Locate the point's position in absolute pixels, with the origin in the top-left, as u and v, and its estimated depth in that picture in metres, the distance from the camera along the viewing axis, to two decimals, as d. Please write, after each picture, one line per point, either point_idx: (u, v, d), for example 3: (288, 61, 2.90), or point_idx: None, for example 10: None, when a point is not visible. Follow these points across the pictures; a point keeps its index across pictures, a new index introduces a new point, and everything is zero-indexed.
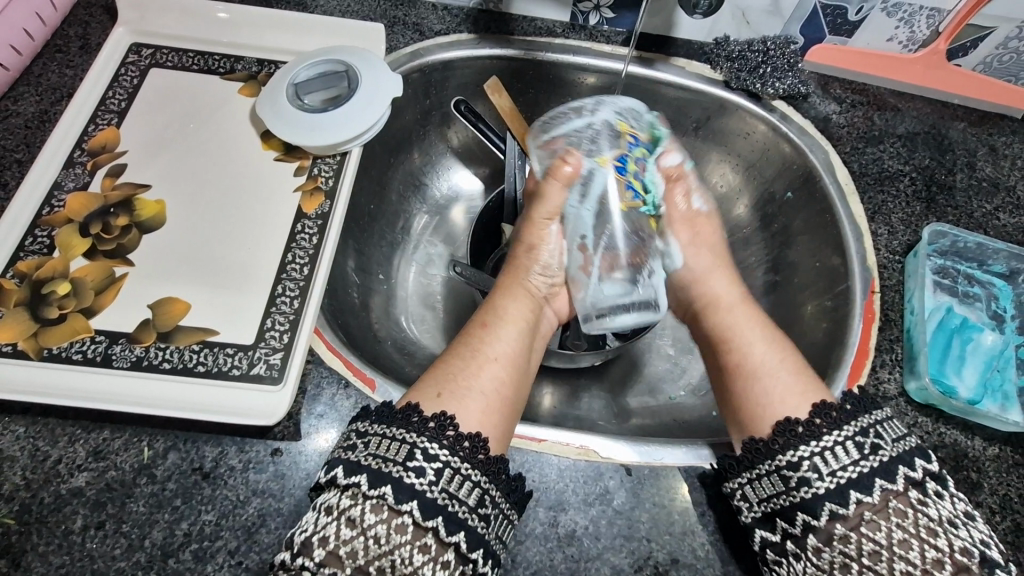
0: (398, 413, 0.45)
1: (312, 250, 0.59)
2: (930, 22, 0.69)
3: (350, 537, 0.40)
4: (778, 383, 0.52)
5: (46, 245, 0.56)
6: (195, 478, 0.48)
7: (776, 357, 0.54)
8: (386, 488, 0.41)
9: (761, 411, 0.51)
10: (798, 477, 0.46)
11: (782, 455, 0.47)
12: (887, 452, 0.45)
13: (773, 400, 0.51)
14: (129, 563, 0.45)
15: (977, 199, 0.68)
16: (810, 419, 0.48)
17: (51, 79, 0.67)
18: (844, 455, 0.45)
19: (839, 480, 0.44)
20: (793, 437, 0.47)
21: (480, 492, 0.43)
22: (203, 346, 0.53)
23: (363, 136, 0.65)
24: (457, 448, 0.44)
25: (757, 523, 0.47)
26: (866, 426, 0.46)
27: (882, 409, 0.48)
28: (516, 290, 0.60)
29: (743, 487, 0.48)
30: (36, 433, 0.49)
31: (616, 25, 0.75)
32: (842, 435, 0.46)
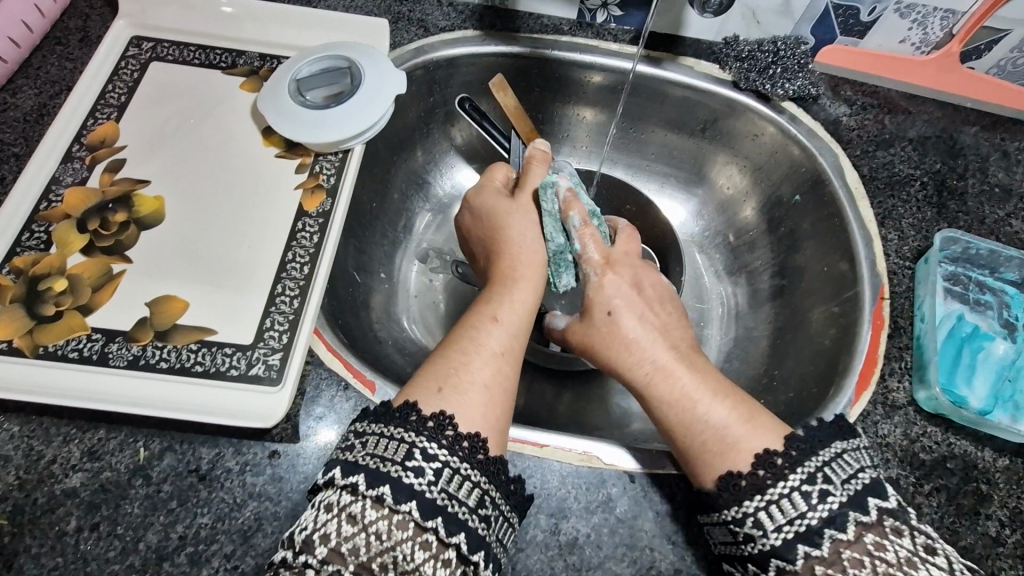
0: (395, 412, 0.44)
1: (313, 249, 0.58)
2: (944, 24, 0.68)
3: (351, 534, 0.39)
4: (730, 435, 0.47)
5: (44, 241, 0.56)
6: (191, 480, 0.47)
7: (707, 409, 0.48)
8: (383, 488, 0.40)
9: (698, 430, 0.48)
10: (745, 531, 0.43)
11: (728, 507, 0.44)
12: (836, 497, 0.41)
13: (698, 429, 0.48)
14: (122, 566, 0.44)
15: (989, 205, 0.67)
16: (782, 449, 0.44)
17: (51, 72, 0.66)
18: (801, 503, 0.41)
19: (796, 528, 0.41)
20: (773, 470, 0.43)
21: (480, 493, 0.42)
22: (201, 345, 0.52)
23: (366, 134, 0.64)
24: (456, 448, 0.43)
25: (726, 558, 0.45)
26: (814, 470, 0.42)
27: (854, 437, 0.45)
28: (518, 274, 0.59)
29: (708, 525, 0.46)
30: (31, 432, 0.48)
31: (624, 23, 0.74)
32: (796, 480, 0.42)
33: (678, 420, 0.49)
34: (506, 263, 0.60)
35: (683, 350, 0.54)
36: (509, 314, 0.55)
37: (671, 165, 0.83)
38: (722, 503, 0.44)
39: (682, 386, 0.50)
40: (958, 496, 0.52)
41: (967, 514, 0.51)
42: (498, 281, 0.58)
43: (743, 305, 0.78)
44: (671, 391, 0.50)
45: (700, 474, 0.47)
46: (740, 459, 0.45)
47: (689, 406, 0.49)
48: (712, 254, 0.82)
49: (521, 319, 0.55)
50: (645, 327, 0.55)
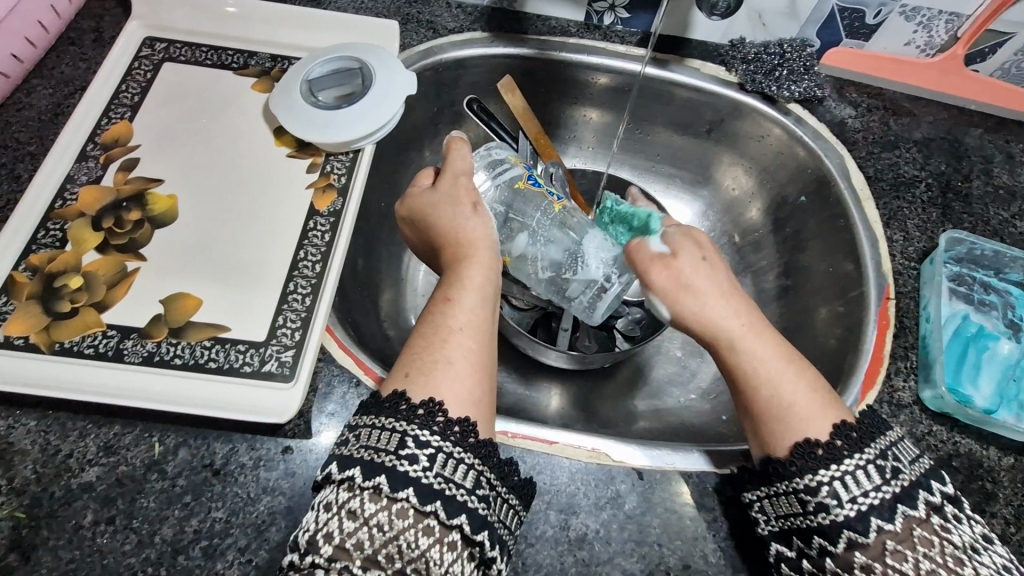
0: (384, 403, 0.45)
1: (324, 247, 0.59)
2: (949, 27, 0.69)
3: (354, 528, 0.40)
4: (795, 399, 0.47)
5: (59, 238, 0.56)
6: (205, 475, 0.48)
7: (793, 385, 0.47)
8: (381, 478, 0.41)
9: (776, 407, 0.47)
10: (816, 501, 0.43)
11: (795, 477, 0.44)
12: (907, 477, 0.43)
13: (784, 407, 0.47)
14: (139, 559, 0.45)
15: (993, 207, 0.67)
16: (828, 439, 0.45)
17: (66, 72, 0.67)
18: (865, 480, 0.43)
19: (859, 506, 0.42)
20: (811, 459, 0.44)
21: (475, 474, 0.43)
22: (214, 342, 0.53)
23: (376, 134, 0.65)
24: (448, 433, 0.43)
25: (773, 537, 0.46)
26: (884, 449, 0.44)
27: (894, 429, 0.46)
28: (471, 258, 0.57)
29: (759, 500, 0.46)
30: (47, 427, 0.49)
31: (631, 25, 0.75)
32: (862, 458, 0.43)
33: (767, 415, 0.47)
34: (455, 245, 0.58)
35: (745, 328, 0.50)
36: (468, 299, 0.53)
37: (677, 166, 0.84)
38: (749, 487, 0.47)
39: (756, 359, 0.49)
40: (964, 494, 0.52)
41: (973, 512, 0.51)
42: (452, 266, 0.57)
43: None
44: (746, 371, 0.49)
45: (765, 441, 0.47)
46: (787, 439, 0.46)
47: (767, 388, 0.48)
48: (717, 255, 0.83)
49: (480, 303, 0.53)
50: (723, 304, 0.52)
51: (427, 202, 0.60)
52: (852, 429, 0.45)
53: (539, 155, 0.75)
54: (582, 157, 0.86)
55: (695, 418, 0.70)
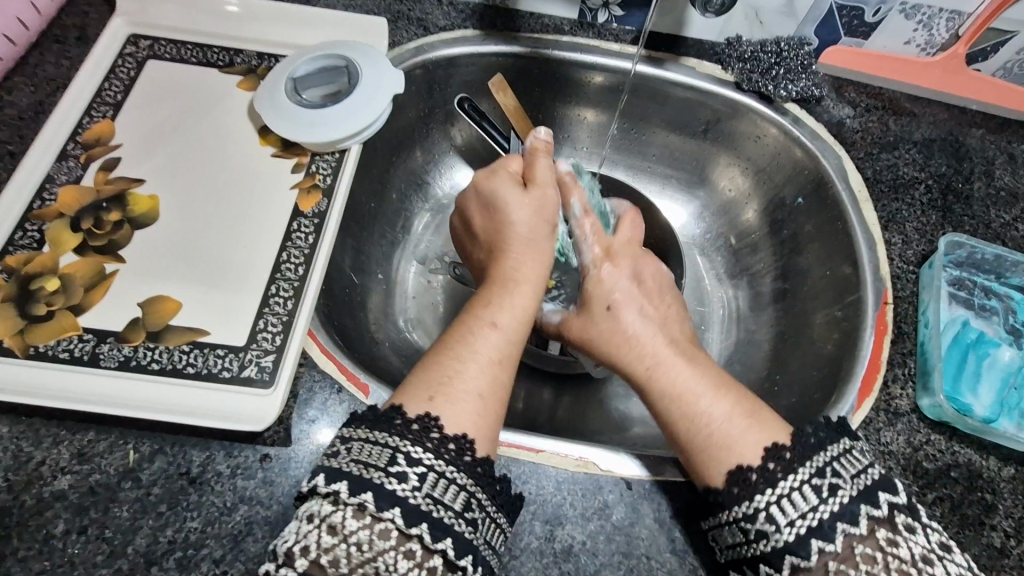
0: (383, 416, 0.44)
1: (308, 250, 0.57)
2: (950, 25, 0.68)
3: (332, 544, 0.39)
4: (730, 430, 0.46)
5: (37, 240, 0.55)
6: (181, 484, 0.47)
7: (708, 403, 0.48)
8: (366, 495, 0.39)
9: (699, 428, 0.47)
10: (756, 529, 0.42)
11: (738, 504, 0.43)
12: (846, 492, 0.41)
13: (699, 423, 0.47)
14: (110, 570, 0.44)
15: (995, 209, 0.66)
16: (775, 452, 0.44)
17: (48, 70, 0.66)
18: (802, 501, 0.41)
19: (799, 529, 0.41)
20: (746, 486, 0.43)
21: (467, 496, 0.41)
22: (193, 346, 0.52)
23: (362, 134, 0.64)
24: (442, 451, 0.43)
25: (730, 563, 0.45)
26: (821, 466, 0.42)
27: (846, 438, 0.45)
28: (519, 279, 0.56)
29: (712, 529, 0.45)
30: (20, 433, 0.48)
31: (625, 23, 0.74)
32: (797, 479, 0.42)
33: (681, 412, 0.49)
34: (506, 262, 0.57)
35: (669, 353, 0.52)
36: (507, 321, 0.52)
37: (672, 167, 0.83)
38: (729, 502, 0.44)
39: (678, 381, 0.50)
40: (963, 505, 0.51)
41: (971, 524, 0.50)
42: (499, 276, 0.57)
43: (744, 309, 0.77)
44: (669, 389, 0.50)
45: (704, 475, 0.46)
46: (721, 468, 0.45)
47: (681, 409, 0.49)
48: (713, 257, 0.81)
49: (516, 331, 0.53)
50: (651, 327, 0.54)
51: (511, 202, 0.59)
52: (833, 429, 0.45)
53: None
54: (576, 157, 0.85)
55: None
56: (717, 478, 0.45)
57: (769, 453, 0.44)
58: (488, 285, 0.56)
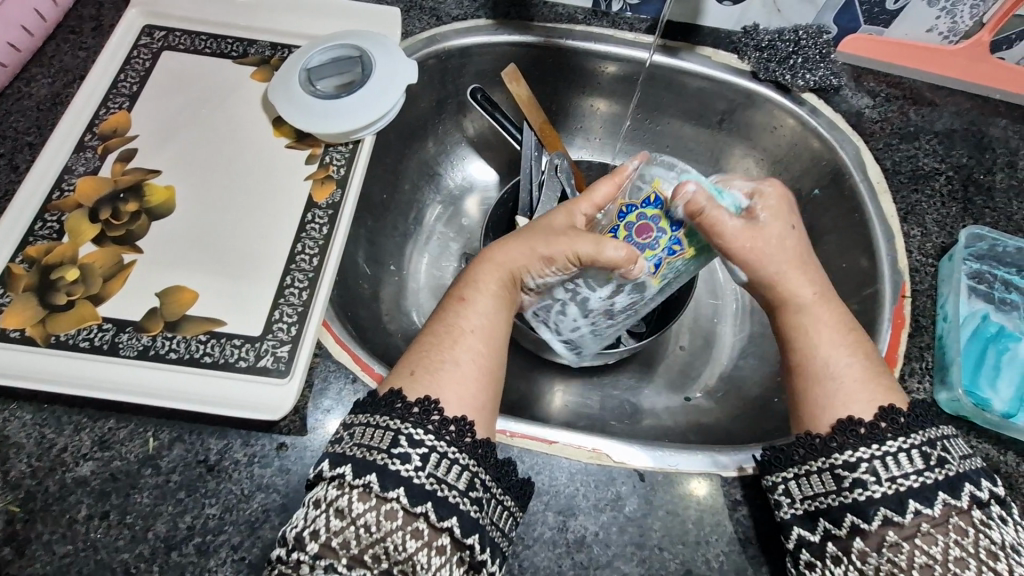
0: (381, 401, 0.44)
1: (322, 240, 0.58)
2: (973, 12, 0.66)
3: (341, 527, 0.39)
4: (848, 379, 0.46)
5: (56, 230, 0.56)
6: (199, 471, 0.48)
7: (847, 360, 0.47)
8: (371, 477, 0.40)
9: (826, 382, 0.47)
10: (853, 477, 0.42)
11: (839, 452, 0.43)
12: (953, 467, 0.41)
13: (829, 376, 0.47)
14: (132, 554, 0.44)
15: (1018, 201, 0.64)
16: (874, 419, 0.44)
17: (65, 61, 0.66)
18: (908, 463, 0.42)
19: (898, 486, 0.41)
20: (856, 436, 0.43)
21: (470, 476, 0.42)
22: (210, 336, 0.52)
23: (375, 125, 0.64)
24: (442, 433, 0.42)
25: (795, 521, 0.44)
26: (933, 438, 0.43)
27: (947, 425, 0.45)
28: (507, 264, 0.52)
29: (788, 481, 0.45)
30: (43, 420, 0.49)
31: (640, 11, 0.72)
32: (908, 441, 0.42)
33: (820, 394, 0.47)
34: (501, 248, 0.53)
35: (823, 297, 0.50)
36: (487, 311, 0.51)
37: (687, 158, 0.82)
38: (798, 456, 0.45)
39: (829, 357, 0.47)
40: None
41: None
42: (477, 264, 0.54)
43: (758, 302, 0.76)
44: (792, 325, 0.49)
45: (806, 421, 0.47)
46: (826, 419, 0.45)
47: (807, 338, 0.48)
48: None
49: (494, 320, 0.51)
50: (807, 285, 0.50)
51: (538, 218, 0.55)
52: (901, 414, 0.44)
53: (541, 144, 0.73)
54: (588, 148, 0.84)
55: (701, 418, 0.69)
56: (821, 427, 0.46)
57: (843, 424, 0.44)
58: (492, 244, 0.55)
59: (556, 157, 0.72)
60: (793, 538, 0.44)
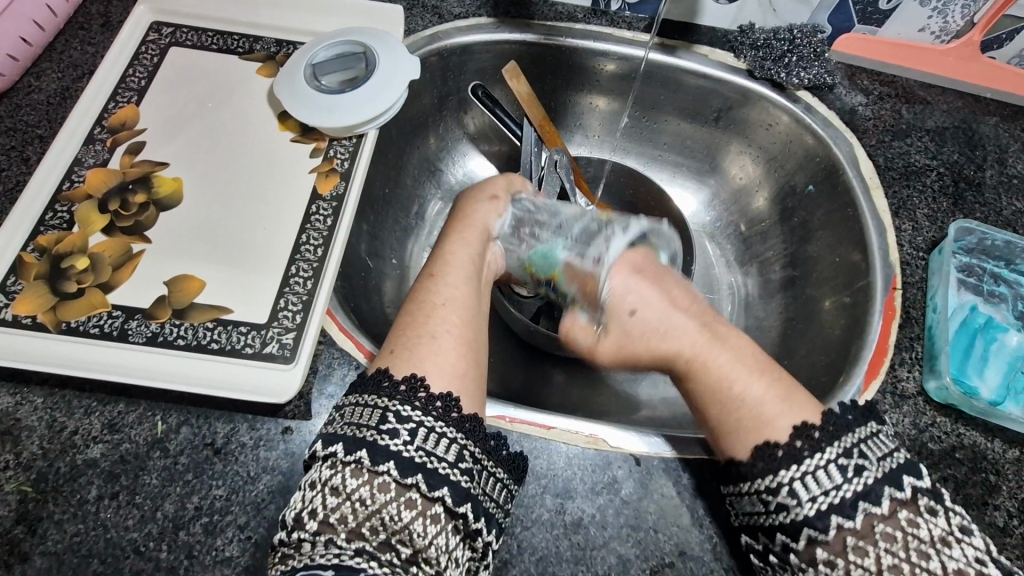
0: (370, 379, 0.45)
1: (326, 232, 0.59)
2: (964, 12, 0.67)
3: (337, 503, 0.40)
4: (763, 407, 0.46)
5: (66, 220, 0.57)
6: (206, 454, 0.49)
7: (747, 387, 0.47)
8: (362, 452, 0.41)
9: (727, 403, 0.47)
10: (777, 500, 0.43)
11: (762, 477, 0.43)
12: (872, 474, 0.41)
13: (733, 404, 0.47)
14: (141, 534, 0.46)
15: (1007, 197, 0.66)
16: (790, 437, 0.44)
17: (75, 56, 0.67)
18: (826, 479, 0.41)
19: (819, 505, 0.41)
20: (771, 461, 0.43)
21: (458, 448, 0.43)
22: (217, 324, 0.54)
23: (379, 119, 0.65)
24: (430, 408, 0.44)
25: (745, 529, 0.46)
26: (849, 447, 0.42)
27: (868, 423, 0.44)
28: (465, 234, 0.58)
29: (732, 496, 0.46)
30: (54, 404, 0.50)
31: (638, 10, 0.74)
32: (823, 458, 0.42)
33: (735, 421, 0.46)
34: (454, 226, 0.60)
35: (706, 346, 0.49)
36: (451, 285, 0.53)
37: (684, 155, 0.83)
38: (755, 473, 0.44)
39: (741, 395, 0.46)
40: (967, 486, 0.51)
41: (975, 504, 0.51)
42: (444, 242, 0.58)
43: (753, 295, 0.78)
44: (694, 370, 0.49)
45: (727, 446, 0.46)
46: (745, 443, 0.45)
47: (720, 392, 0.47)
48: (723, 244, 0.82)
49: (463, 291, 0.53)
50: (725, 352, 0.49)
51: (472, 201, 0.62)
52: (814, 429, 0.43)
53: (541, 140, 0.75)
54: (587, 145, 0.85)
55: None
56: (744, 448, 0.45)
57: (800, 431, 0.44)
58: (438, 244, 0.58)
59: (555, 152, 0.75)
60: (745, 544, 0.46)
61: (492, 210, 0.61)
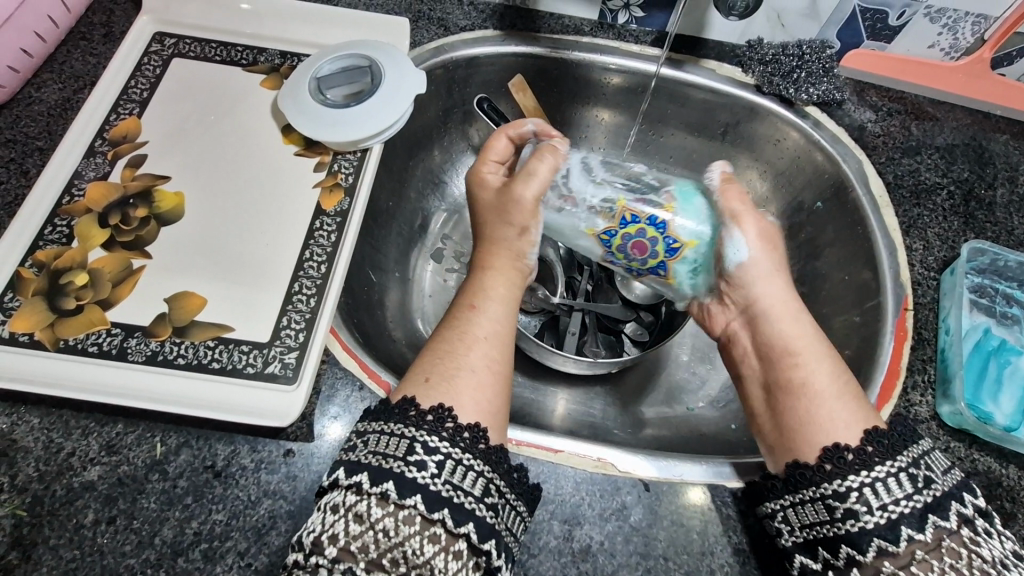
0: (395, 408, 0.44)
1: (330, 248, 0.58)
2: (975, 30, 0.67)
3: (359, 531, 0.39)
4: (833, 406, 0.47)
5: (65, 235, 0.56)
6: (206, 477, 0.48)
7: (821, 382, 0.48)
8: (388, 484, 0.40)
9: (806, 419, 0.47)
10: (844, 508, 0.42)
11: (828, 481, 0.43)
12: (940, 487, 0.41)
13: (823, 419, 0.46)
14: (139, 560, 0.45)
15: (1018, 216, 0.65)
16: (861, 444, 0.44)
17: (76, 67, 0.67)
18: (897, 488, 0.41)
19: (890, 514, 0.41)
20: (841, 464, 0.43)
21: (485, 482, 0.42)
22: (218, 342, 0.53)
23: (386, 133, 0.64)
24: (456, 440, 0.43)
25: (797, 549, 0.45)
26: (917, 458, 0.42)
27: (925, 440, 0.45)
28: (500, 257, 0.57)
29: (784, 509, 0.45)
30: (50, 424, 0.49)
31: (645, 24, 0.73)
32: (895, 465, 0.42)
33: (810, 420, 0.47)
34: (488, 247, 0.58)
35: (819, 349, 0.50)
36: (491, 313, 0.53)
37: (691, 169, 0.82)
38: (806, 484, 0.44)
39: (822, 387, 0.48)
40: None
41: None
42: (482, 267, 0.58)
43: None
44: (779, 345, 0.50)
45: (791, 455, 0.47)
46: (818, 443, 0.46)
47: (811, 401, 0.47)
48: None
49: (504, 322, 0.53)
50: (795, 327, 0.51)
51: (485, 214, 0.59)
52: (884, 436, 0.44)
53: None
54: (593, 158, 0.85)
55: (704, 428, 0.69)
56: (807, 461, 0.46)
57: (831, 454, 0.44)
58: (472, 272, 0.58)
59: None
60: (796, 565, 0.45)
61: (518, 239, 0.57)
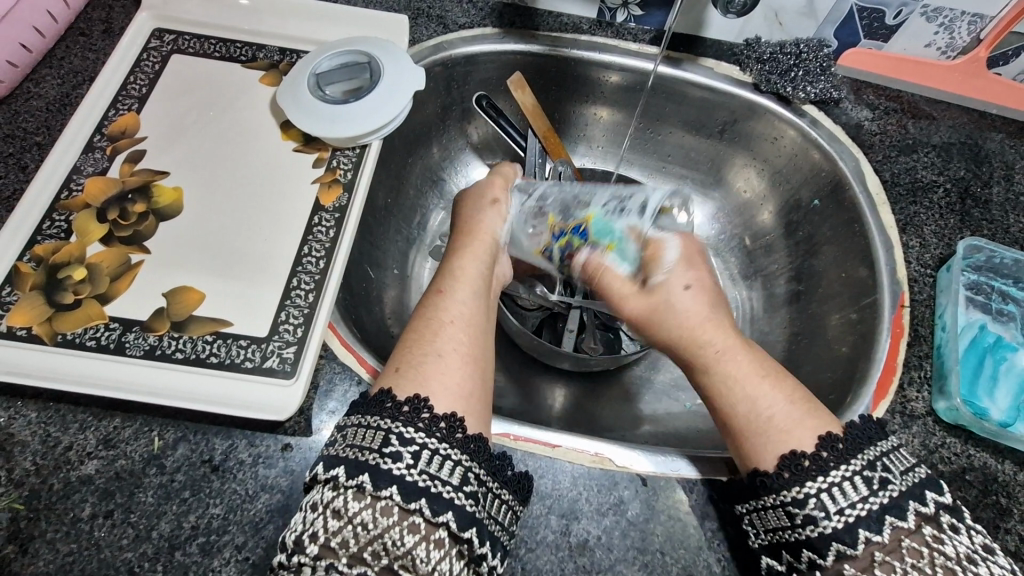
0: (372, 401, 0.45)
1: (329, 243, 0.58)
2: (972, 28, 0.67)
3: (339, 527, 0.39)
4: (790, 417, 0.46)
5: (64, 230, 0.56)
6: (204, 471, 0.48)
7: (771, 396, 0.48)
8: (364, 477, 0.40)
9: (755, 429, 0.47)
10: (804, 513, 0.42)
11: (785, 487, 0.43)
12: (896, 487, 0.41)
13: (764, 419, 0.47)
14: (135, 554, 0.44)
15: (1014, 214, 0.65)
16: (815, 450, 0.44)
17: (75, 63, 0.67)
18: (852, 492, 0.41)
19: (846, 518, 0.41)
20: (799, 471, 0.43)
21: (463, 471, 0.42)
22: (216, 337, 0.53)
23: (383, 130, 0.64)
24: (433, 429, 0.43)
25: (764, 550, 0.45)
26: (873, 459, 0.43)
27: (888, 438, 0.45)
28: (473, 245, 0.59)
29: (749, 514, 0.46)
30: (48, 418, 0.49)
31: (643, 23, 0.74)
32: (848, 470, 0.42)
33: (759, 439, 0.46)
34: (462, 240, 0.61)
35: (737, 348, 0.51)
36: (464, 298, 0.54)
37: (689, 167, 0.83)
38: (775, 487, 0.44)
39: (767, 407, 0.47)
40: (977, 508, 0.51)
41: (985, 527, 0.50)
42: (454, 256, 0.59)
43: (757, 310, 0.77)
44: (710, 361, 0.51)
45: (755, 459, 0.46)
46: (774, 450, 0.45)
47: (749, 407, 0.47)
48: (728, 258, 0.82)
49: (474, 305, 0.54)
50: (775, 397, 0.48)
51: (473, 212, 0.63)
52: (839, 440, 0.44)
53: (546, 151, 0.74)
54: (591, 156, 0.85)
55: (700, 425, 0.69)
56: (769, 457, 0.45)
57: (824, 440, 0.44)
58: (445, 259, 0.59)
59: (560, 164, 0.74)
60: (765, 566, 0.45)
61: (497, 215, 0.63)
